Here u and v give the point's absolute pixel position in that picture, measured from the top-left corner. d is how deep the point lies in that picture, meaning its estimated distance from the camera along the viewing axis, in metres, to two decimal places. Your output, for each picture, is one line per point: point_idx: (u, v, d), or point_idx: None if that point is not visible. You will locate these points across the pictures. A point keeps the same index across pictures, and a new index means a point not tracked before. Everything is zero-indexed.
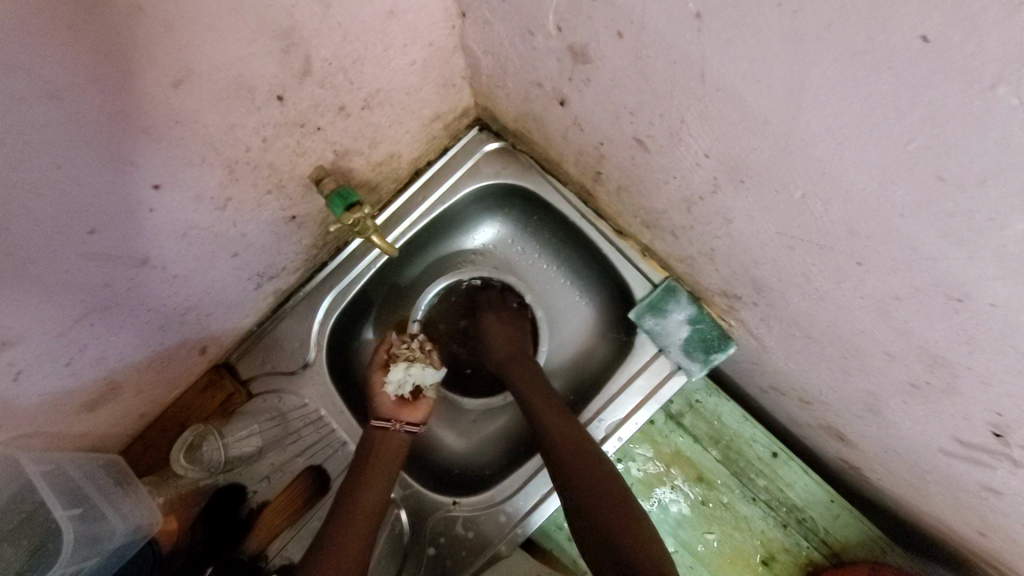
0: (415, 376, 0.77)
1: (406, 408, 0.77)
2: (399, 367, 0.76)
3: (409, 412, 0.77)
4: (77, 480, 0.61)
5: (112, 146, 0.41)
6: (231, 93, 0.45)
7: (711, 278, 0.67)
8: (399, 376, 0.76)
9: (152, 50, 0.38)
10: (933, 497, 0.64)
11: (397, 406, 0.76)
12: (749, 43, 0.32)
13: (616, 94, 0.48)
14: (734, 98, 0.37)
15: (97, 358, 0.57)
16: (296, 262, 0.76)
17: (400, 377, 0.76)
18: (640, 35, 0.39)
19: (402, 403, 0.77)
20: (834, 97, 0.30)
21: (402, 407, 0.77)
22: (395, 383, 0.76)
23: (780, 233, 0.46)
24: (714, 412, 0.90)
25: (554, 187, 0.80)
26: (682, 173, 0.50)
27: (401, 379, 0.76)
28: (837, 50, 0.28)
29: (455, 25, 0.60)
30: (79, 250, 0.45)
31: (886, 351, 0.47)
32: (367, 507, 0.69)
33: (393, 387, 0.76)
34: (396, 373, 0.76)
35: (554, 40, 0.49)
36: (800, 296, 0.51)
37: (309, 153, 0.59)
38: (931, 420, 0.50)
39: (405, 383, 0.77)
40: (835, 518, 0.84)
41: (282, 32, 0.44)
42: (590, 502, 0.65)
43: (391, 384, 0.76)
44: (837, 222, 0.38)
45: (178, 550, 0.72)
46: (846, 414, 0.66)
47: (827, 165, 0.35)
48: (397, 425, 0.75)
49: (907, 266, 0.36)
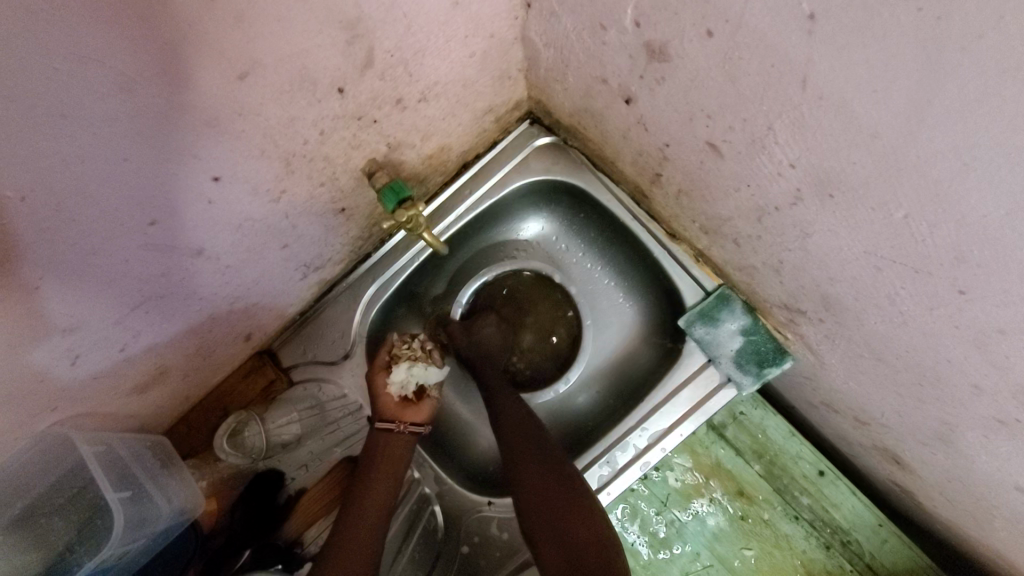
0: (418, 376, 0.75)
1: (409, 409, 0.75)
2: (402, 367, 0.74)
3: (412, 413, 0.75)
4: (125, 460, 0.62)
5: (173, 139, 0.40)
6: (294, 85, 0.44)
7: (772, 290, 0.63)
8: (401, 376, 0.74)
9: (221, 42, 0.36)
10: (1001, 535, 0.60)
11: (401, 407, 0.75)
12: (872, 50, 0.29)
13: (693, 95, 0.45)
14: (840, 108, 0.34)
15: (149, 345, 0.57)
16: (341, 254, 0.75)
17: (403, 377, 0.74)
18: (734, 34, 0.36)
19: (404, 404, 0.75)
20: (967, 115, 0.27)
21: (406, 408, 0.75)
22: (398, 384, 0.74)
23: (867, 253, 0.42)
24: (760, 425, 0.86)
25: (607, 186, 0.77)
26: (759, 182, 0.47)
27: (404, 379, 0.74)
28: (984, 63, 0.25)
29: (518, 16, 0.58)
30: (138, 241, 0.45)
31: (974, 384, 0.43)
32: (378, 506, 0.70)
33: (397, 388, 0.74)
34: (398, 373, 0.74)
35: (628, 36, 0.46)
36: (879, 317, 0.48)
37: (363, 145, 0.57)
38: (1013, 458, 0.46)
39: (408, 383, 0.75)
40: (883, 543, 0.80)
41: (349, 23, 0.42)
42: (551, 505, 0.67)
43: (394, 384, 0.74)
44: (943, 246, 0.35)
45: (218, 529, 0.75)
46: (909, 440, 0.62)
47: (944, 187, 0.32)
48: (401, 426, 0.74)
49: (1022, 300, 0.33)
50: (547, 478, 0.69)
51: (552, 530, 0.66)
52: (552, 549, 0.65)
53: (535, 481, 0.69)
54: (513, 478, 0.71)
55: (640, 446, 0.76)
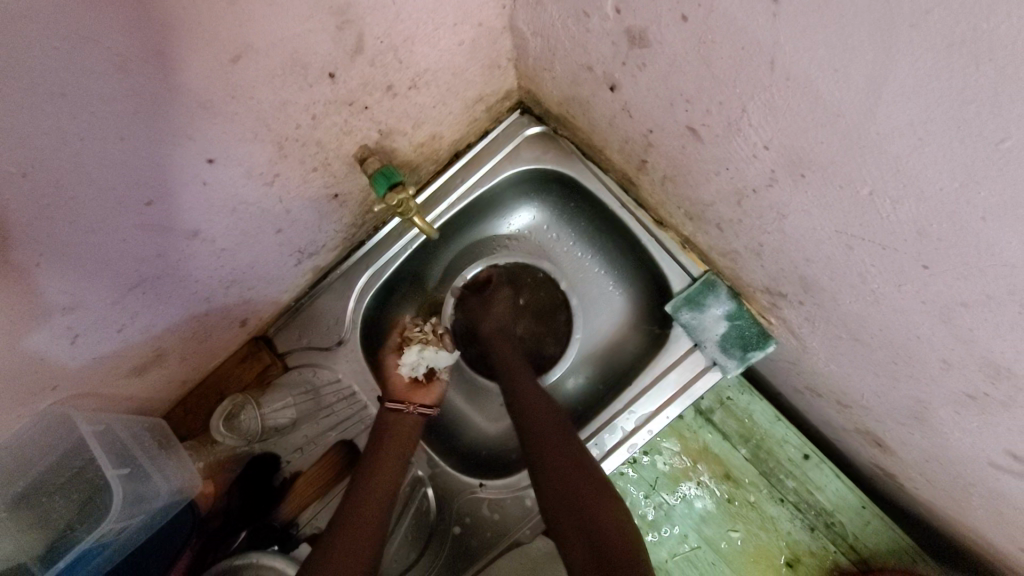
0: (429, 359, 0.78)
1: (419, 391, 0.78)
2: (414, 349, 0.77)
3: (421, 395, 0.78)
4: (123, 439, 0.64)
5: (168, 119, 0.42)
6: (286, 69, 0.45)
7: (755, 274, 0.65)
8: (412, 359, 0.77)
9: (214, 25, 0.38)
10: (975, 510, 0.61)
11: (410, 389, 0.77)
12: (831, 30, 0.30)
13: (672, 80, 0.47)
14: (806, 89, 0.35)
15: (146, 327, 0.58)
16: (335, 240, 0.76)
17: (414, 359, 0.77)
18: (707, 19, 0.38)
19: (414, 386, 0.78)
20: (920, 90, 0.29)
21: (416, 390, 0.78)
22: (409, 366, 0.77)
23: (838, 232, 0.44)
24: (746, 410, 0.88)
25: (596, 175, 0.79)
26: (736, 165, 0.49)
27: (416, 361, 0.77)
28: (931, 38, 0.26)
29: (506, 6, 0.59)
30: (135, 221, 0.47)
31: (942, 358, 0.45)
32: (382, 485, 0.72)
33: (408, 369, 0.77)
34: (410, 356, 0.77)
35: (610, 23, 0.48)
36: (853, 297, 0.50)
37: (355, 132, 0.59)
38: (984, 432, 0.48)
39: (419, 365, 0.78)
40: (865, 524, 0.82)
41: (338, 8, 0.44)
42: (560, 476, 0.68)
43: (405, 366, 0.77)
44: (905, 222, 0.37)
45: (216, 511, 0.77)
46: (888, 420, 0.64)
47: (902, 162, 0.33)
48: (409, 407, 0.76)
49: (979, 271, 0.34)
50: (560, 461, 0.70)
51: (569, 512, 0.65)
52: (567, 526, 0.64)
53: (545, 455, 0.71)
54: (529, 454, 0.72)
55: (628, 429, 0.78)
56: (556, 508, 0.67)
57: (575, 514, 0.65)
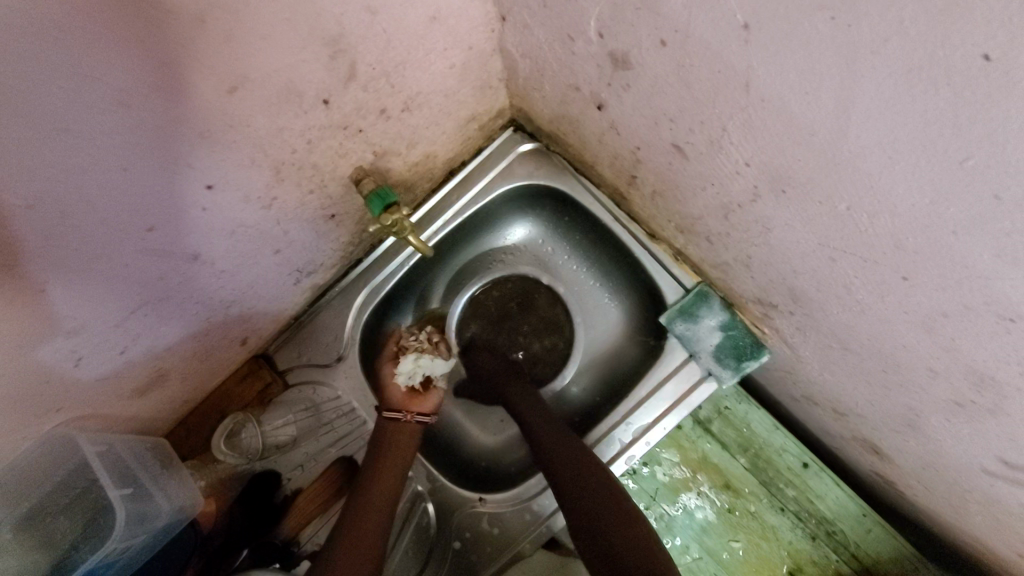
0: (425, 367, 0.79)
1: (416, 399, 0.79)
2: (409, 358, 0.78)
3: (418, 403, 0.78)
4: (126, 459, 0.64)
5: (170, 148, 0.43)
6: (281, 98, 0.47)
7: (746, 284, 0.66)
8: (408, 367, 0.78)
9: (211, 59, 0.39)
10: (973, 517, 0.61)
11: (408, 398, 0.78)
12: (800, 56, 0.32)
13: (655, 101, 0.48)
14: (780, 109, 0.37)
15: (149, 348, 0.60)
16: (332, 259, 0.78)
17: (410, 367, 0.78)
18: (684, 44, 0.39)
19: (412, 395, 0.79)
20: (886, 112, 0.30)
21: (413, 398, 0.79)
22: (405, 375, 0.78)
23: (822, 244, 0.45)
24: (744, 419, 0.89)
25: (588, 190, 0.80)
26: (721, 181, 0.50)
27: (411, 370, 0.79)
28: (893, 65, 0.27)
29: (495, 29, 0.61)
30: (137, 246, 0.48)
31: (929, 367, 0.45)
32: (389, 488, 0.73)
33: (404, 378, 0.78)
34: (405, 364, 0.78)
35: (595, 46, 0.49)
36: (840, 307, 0.50)
37: (350, 154, 0.60)
38: (974, 439, 0.48)
39: (416, 374, 0.79)
40: (866, 532, 0.82)
41: (330, 39, 0.45)
42: (562, 458, 0.72)
43: (402, 374, 0.79)
44: (883, 235, 0.38)
45: (217, 530, 0.76)
46: (884, 429, 0.64)
47: (876, 180, 0.34)
48: (408, 416, 0.77)
49: (956, 283, 0.35)
50: (560, 442, 0.73)
51: (592, 543, 0.65)
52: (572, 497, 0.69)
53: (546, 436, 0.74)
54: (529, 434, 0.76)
55: (625, 440, 0.78)
56: (581, 536, 0.67)
57: (595, 533, 0.65)
